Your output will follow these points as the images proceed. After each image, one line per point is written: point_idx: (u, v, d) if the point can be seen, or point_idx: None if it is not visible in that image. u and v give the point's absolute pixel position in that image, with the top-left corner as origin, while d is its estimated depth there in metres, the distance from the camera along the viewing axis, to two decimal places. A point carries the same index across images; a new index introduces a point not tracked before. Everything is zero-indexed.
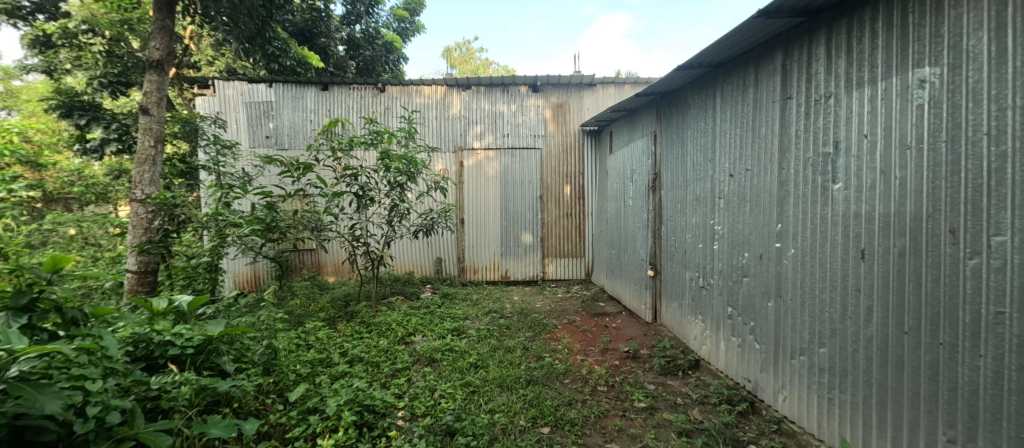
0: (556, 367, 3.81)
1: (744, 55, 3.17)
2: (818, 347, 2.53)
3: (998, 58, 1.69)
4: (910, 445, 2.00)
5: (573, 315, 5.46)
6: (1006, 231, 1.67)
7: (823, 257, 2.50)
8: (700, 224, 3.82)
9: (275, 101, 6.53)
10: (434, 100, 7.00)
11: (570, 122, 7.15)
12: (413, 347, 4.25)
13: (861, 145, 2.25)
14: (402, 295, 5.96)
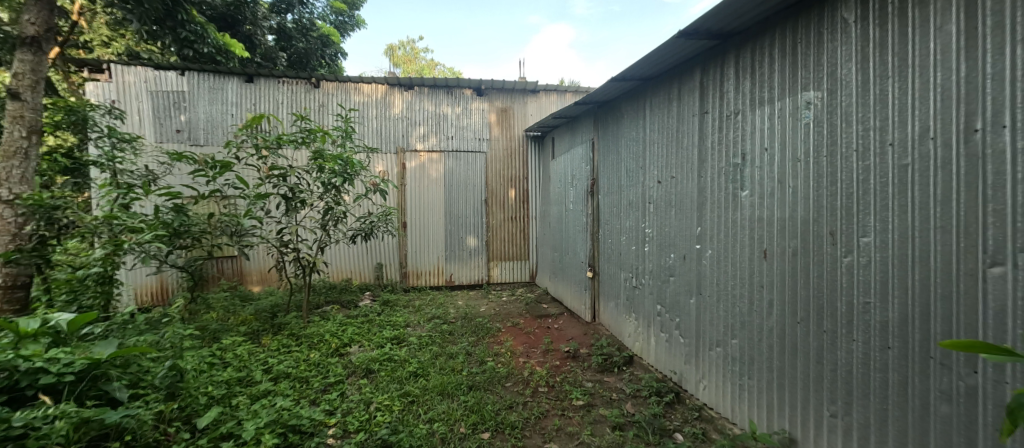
0: (497, 371, 3.75)
1: (669, 71, 3.32)
2: (730, 338, 2.71)
3: (863, 87, 1.87)
4: (803, 422, 2.19)
5: (517, 318, 5.44)
6: (870, 233, 1.84)
7: (734, 257, 2.67)
8: (633, 227, 3.96)
9: (188, 91, 5.91)
10: (374, 99, 6.70)
11: (513, 127, 7.17)
12: (348, 358, 3.99)
13: (763, 157, 2.43)
14: (337, 304, 5.61)
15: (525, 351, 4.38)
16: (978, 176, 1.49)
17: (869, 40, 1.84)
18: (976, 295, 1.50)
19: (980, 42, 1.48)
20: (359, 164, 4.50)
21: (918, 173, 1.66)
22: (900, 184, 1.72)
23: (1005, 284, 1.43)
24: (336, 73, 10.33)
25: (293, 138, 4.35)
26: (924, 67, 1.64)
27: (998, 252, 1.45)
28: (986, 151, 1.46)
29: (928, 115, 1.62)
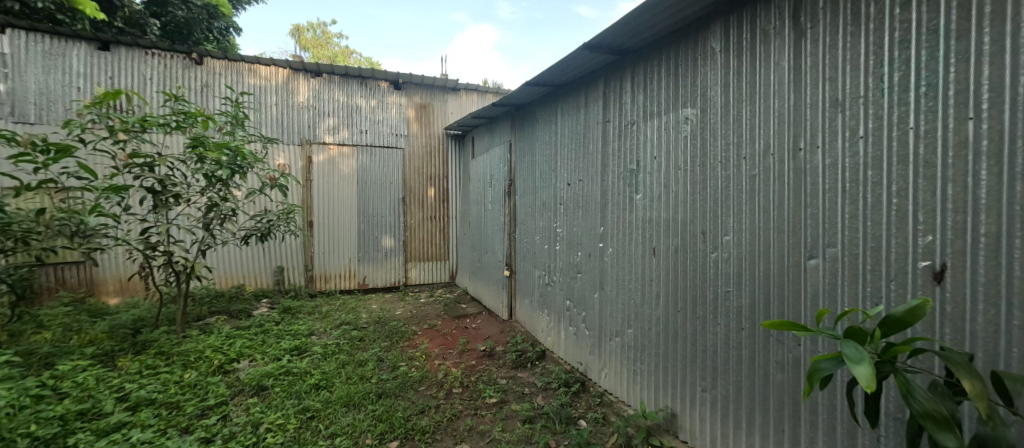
0: (410, 376, 3.53)
1: (577, 80, 3.38)
2: (626, 328, 2.83)
3: (724, 109, 2.05)
4: (681, 398, 2.37)
5: (434, 319, 5.23)
6: (729, 232, 2.04)
7: (630, 254, 2.78)
8: (546, 227, 3.99)
9: (10, 54, 4.77)
10: (273, 83, 6.02)
11: (433, 124, 6.91)
12: (236, 375, 3.48)
13: (652, 166, 2.55)
14: (225, 316, 4.91)
15: (441, 352, 4.20)
16: (804, 183, 1.69)
17: (729, 69, 2.02)
18: (799, 281, 1.72)
19: (804, 78, 1.69)
20: (250, 154, 3.96)
21: (762, 182, 1.86)
22: (749, 191, 1.92)
23: (818, 273, 1.65)
24: (226, 50, 9.16)
25: (166, 122, 3.70)
26: (767, 95, 1.84)
27: (814, 246, 1.66)
28: (810, 165, 1.67)
29: (770, 135, 1.83)
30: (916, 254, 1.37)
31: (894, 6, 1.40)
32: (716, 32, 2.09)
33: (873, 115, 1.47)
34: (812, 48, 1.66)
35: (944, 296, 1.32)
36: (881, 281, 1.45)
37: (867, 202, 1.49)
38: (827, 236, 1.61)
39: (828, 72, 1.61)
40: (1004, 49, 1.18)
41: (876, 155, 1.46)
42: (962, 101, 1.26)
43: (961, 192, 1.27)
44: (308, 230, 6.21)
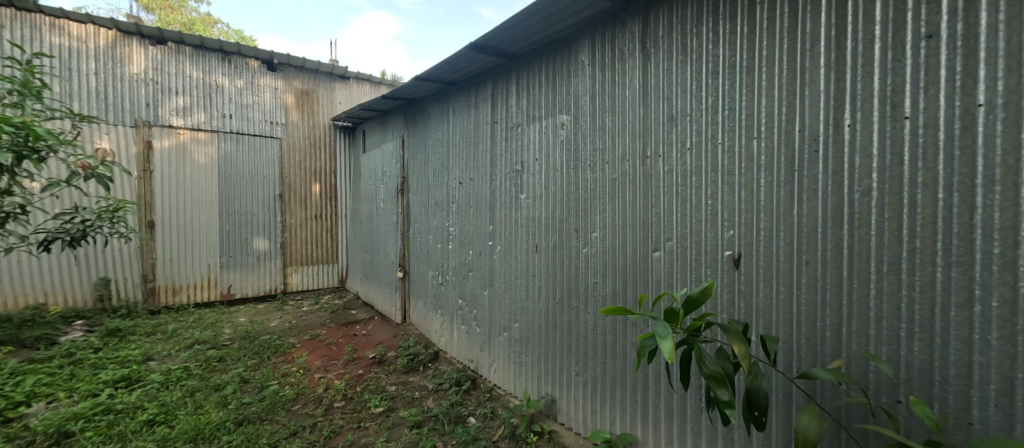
0: (281, 396, 3.12)
1: (468, 79, 3.34)
2: (513, 323, 2.90)
3: (592, 118, 2.21)
4: (560, 384, 2.51)
5: (318, 329, 4.74)
6: (597, 229, 2.20)
7: (516, 251, 2.85)
8: (439, 226, 3.88)
9: None
10: (90, 46, 4.79)
11: (317, 114, 6.20)
12: (24, 422, 2.67)
13: (534, 167, 2.63)
14: (10, 345, 3.76)
15: (322, 364, 3.82)
16: (651, 186, 1.89)
17: (596, 82, 2.19)
18: (646, 270, 1.93)
19: (650, 94, 1.90)
20: (46, 133, 2.90)
21: (622, 185, 2.05)
22: (612, 192, 2.10)
23: (660, 263, 1.87)
24: None
25: None
26: (624, 107, 2.03)
27: (657, 240, 1.88)
28: (654, 171, 1.88)
29: (626, 143, 2.02)
30: (723, 245, 1.62)
31: (708, 42, 1.66)
32: (586, 47, 2.25)
33: (695, 131, 1.70)
34: (654, 70, 1.88)
35: (739, 279, 1.57)
36: (702, 268, 1.70)
37: (693, 203, 1.72)
38: (666, 230, 1.84)
39: (665, 92, 1.83)
40: (774, 83, 1.45)
41: (696, 163, 1.70)
42: (751, 123, 1.52)
43: (748, 195, 1.53)
44: (148, 231, 5.10)
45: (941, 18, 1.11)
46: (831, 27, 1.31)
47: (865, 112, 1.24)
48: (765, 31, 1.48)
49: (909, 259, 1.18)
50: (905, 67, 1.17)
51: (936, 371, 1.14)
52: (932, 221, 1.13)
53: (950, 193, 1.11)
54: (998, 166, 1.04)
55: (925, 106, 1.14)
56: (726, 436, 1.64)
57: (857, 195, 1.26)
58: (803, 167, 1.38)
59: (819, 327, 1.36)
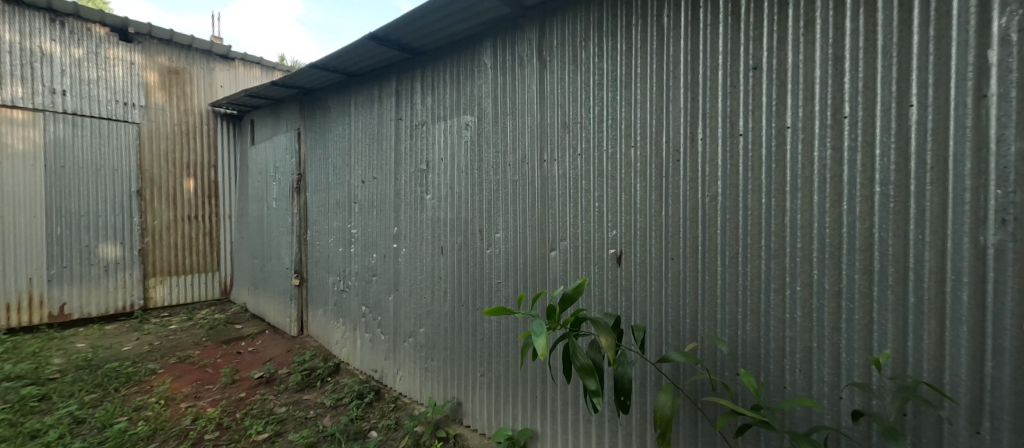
0: (130, 436, 2.61)
1: (370, 72, 3.15)
2: (419, 328, 2.81)
3: (494, 120, 2.24)
4: (466, 386, 2.49)
5: (190, 349, 4.08)
6: (499, 230, 2.24)
7: (422, 254, 2.76)
8: (340, 228, 3.57)
9: None
10: None
11: (190, 96, 5.32)
12: None
13: (440, 167, 2.58)
14: None
15: (191, 391, 3.29)
16: (548, 188, 1.98)
17: (498, 85, 2.22)
18: (544, 269, 2.02)
19: (546, 100, 1.99)
20: None
21: (521, 187, 2.11)
22: (513, 194, 2.15)
23: (556, 262, 1.96)
24: None
25: None
26: (523, 111, 2.09)
27: (553, 241, 1.97)
28: (550, 174, 1.97)
29: (525, 146, 2.08)
30: (607, 244, 1.76)
31: (593, 57, 1.80)
32: (488, 50, 2.27)
33: (583, 139, 1.83)
34: (549, 78, 1.97)
35: (621, 274, 1.72)
36: (591, 266, 1.82)
37: (582, 206, 1.85)
38: (561, 231, 1.94)
39: (558, 100, 1.93)
40: (645, 99, 1.63)
41: (585, 168, 1.83)
42: (628, 133, 1.68)
43: (627, 198, 1.69)
44: None
45: (761, 54, 1.34)
46: (687, 53, 1.51)
47: (712, 128, 1.45)
48: (639, 51, 1.65)
49: (743, 253, 1.39)
50: (739, 92, 1.39)
51: (762, 347, 1.36)
52: (759, 221, 1.36)
53: (770, 198, 1.33)
54: (800, 176, 1.27)
55: (753, 126, 1.36)
56: (612, 421, 1.78)
57: (707, 199, 1.46)
58: (667, 174, 1.56)
59: (681, 315, 1.55)
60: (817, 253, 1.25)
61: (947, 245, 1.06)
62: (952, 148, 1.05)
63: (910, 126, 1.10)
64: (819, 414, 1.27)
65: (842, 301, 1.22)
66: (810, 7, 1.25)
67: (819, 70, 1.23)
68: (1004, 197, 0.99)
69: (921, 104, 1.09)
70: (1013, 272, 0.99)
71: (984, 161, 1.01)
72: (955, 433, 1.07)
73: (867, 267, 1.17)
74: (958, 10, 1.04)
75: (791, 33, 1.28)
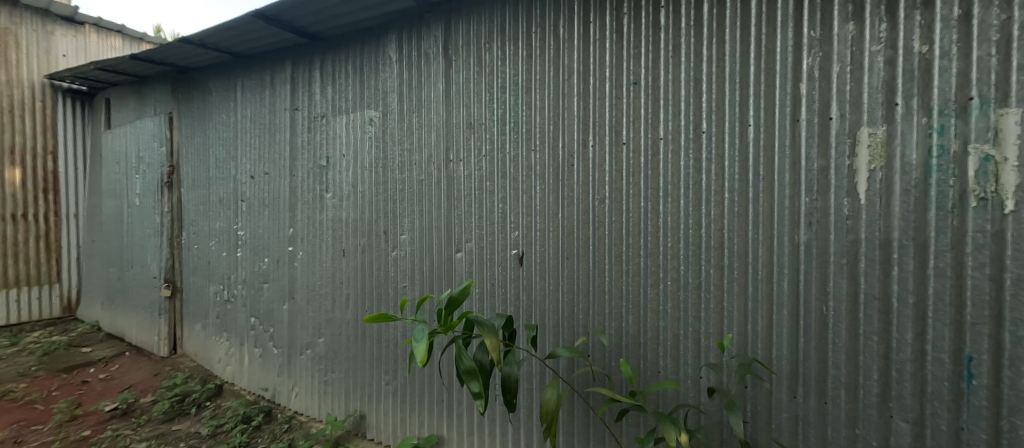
0: None
1: (260, 55, 2.82)
2: (317, 338, 2.59)
3: (400, 116, 2.15)
4: (370, 397, 2.36)
5: (11, 383, 3.25)
6: (405, 231, 2.16)
7: (321, 257, 2.54)
8: (223, 229, 3.12)
9: None
10: None
11: (17, 64, 4.25)
12: None
13: (341, 163, 2.40)
14: None
15: (9, 436, 2.64)
16: (454, 189, 1.96)
17: (403, 81, 2.14)
18: (450, 271, 2.00)
19: (452, 99, 1.97)
20: None
21: (428, 187, 2.06)
22: (420, 195, 2.09)
23: (463, 264, 1.96)
24: None
25: None
26: (429, 109, 2.04)
27: (460, 242, 1.96)
28: (456, 174, 1.96)
29: (431, 145, 2.04)
30: (510, 245, 1.80)
31: (496, 60, 1.83)
32: (393, 43, 2.17)
33: (488, 140, 1.85)
34: (455, 77, 1.96)
35: (524, 274, 1.77)
36: (496, 266, 1.85)
37: (487, 207, 1.86)
38: (466, 232, 1.93)
39: (465, 100, 1.93)
40: (544, 105, 1.70)
41: (489, 169, 1.85)
42: (529, 137, 1.74)
43: (528, 200, 1.74)
44: None
45: (639, 71, 1.48)
46: (579, 64, 1.61)
47: (601, 136, 1.56)
48: (538, 57, 1.71)
49: (626, 252, 1.53)
50: (622, 104, 1.52)
51: (642, 336, 1.51)
52: (639, 223, 1.50)
53: (647, 201, 1.48)
54: (670, 183, 1.43)
55: (633, 136, 1.50)
56: (516, 417, 1.83)
57: (597, 202, 1.58)
58: (563, 177, 1.65)
59: (577, 310, 1.65)
60: (683, 251, 1.42)
61: (774, 242, 1.27)
62: (777, 162, 1.26)
63: (749, 142, 1.30)
64: (685, 393, 1.44)
65: (702, 292, 1.40)
66: (677, 34, 1.41)
67: (684, 89, 1.40)
68: (811, 204, 1.21)
69: (756, 124, 1.28)
70: (817, 266, 1.22)
71: (797, 174, 1.23)
72: (781, 399, 1.29)
73: (719, 262, 1.36)
74: (781, 48, 1.24)
75: (663, 55, 1.44)
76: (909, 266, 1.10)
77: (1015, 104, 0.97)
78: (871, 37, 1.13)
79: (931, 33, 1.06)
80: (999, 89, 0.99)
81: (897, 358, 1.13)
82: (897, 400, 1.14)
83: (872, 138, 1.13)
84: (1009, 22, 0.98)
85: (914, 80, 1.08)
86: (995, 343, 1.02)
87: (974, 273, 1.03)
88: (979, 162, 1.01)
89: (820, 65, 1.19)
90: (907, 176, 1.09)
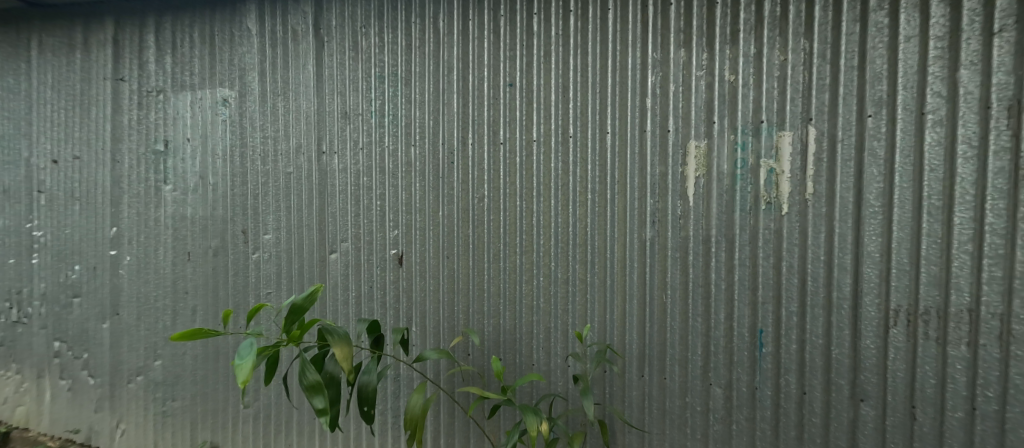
0: None
1: (63, 7, 2.22)
2: (152, 361, 2.13)
3: (262, 99, 1.89)
4: (224, 424, 2.04)
5: None
6: (269, 231, 1.90)
7: (157, 262, 2.10)
8: (8, 229, 2.39)
9: None
10: None
11: None
12: None
13: (185, 149, 2.01)
14: None
15: None
16: (328, 183, 1.79)
17: (266, 59, 1.88)
18: (323, 274, 1.83)
19: (324, 85, 1.79)
20: None
21: (296, 181, 1.84)
22: (287, 189, 1.86)
23: (337, 266, 1.80)
24: None
25: None
26: (298, 93, 1.83)
27: (334, 242, 1.80)
28: (329, 168, 1.79)
29: (301, 133, 1.83)
30: (389, 245, 1.72)
31: (373, 48, 1.72)
32: (253, 14, 1.90)
33: (366, 132, 1.73)
34: (327, 61, 1.79)
35: (404, 275, 1.71)
36: (374, 268, 1.75)
37: (365, 204, 1.75)
38: (341, 231, 1.79)
39: (338, 86, 1.77)
40: (423, 99, 1.65)
41: (367, 164, 1.73)
42: (409, 131, 1.67)
43: (408, 197, 1.68)
44: None
45: (514, 74, 1.54)
46: (458, 60, 1.61)
47: (479, 136, 1.58)
48: (417, 49, 1.66)
49: (503, 250, 1.57)
50: (498, 105, 1.56)
51: (518, 331, 1.57)
52: (515, 222, 1.55)
53: (523, 201, 1.54)
54: (542, 185, 1.51)
55: (509, 137, 1.55)
56: (395, 426, 1.74)
57: (476, 200, 1.59)
58: (443, 175, 1.63)
59: (456, 309, 1.64)
60: (554, 248, 1.51)
61: (627, 239, 1.43)
62: (628, 168, 1.42)
63: (607, 148, 1.44)
64: (554, 382, 1.54)
65: (569, 287, 1.51)
66: (548, 41, 1.50)
67: (554, 95, 1.49)
68: (654, 205, 1.40)
69: (613, 132, 1.43)
70: (658, 259, 1.41)
71: (643, 179, 1.40)
72: (632, 377, 1.47)
73: (584, 258, 1.48)
74: (631, 65, 1.40)
75: (535, 60, 1.51)
76: (722, 257, 1.34)
77: (789, 128, 1.25)
78: (696, 63, 1.34)
79: (736, 66, 1.30)
80: (780, 116, 1.26)
81: (714, 335, 1.37)
82: (714, 370, 1.38)
83: (697, 149, 1.34)
84: (785, 63, 1.25)
85: (726, 103, 1.31)
86: (776, 317, 1.30)
87: (764, 262, 1.30)
88: (766, 174, 1.28)
89: (660, 83, 1.38)
90: (721, 183, 1.32)
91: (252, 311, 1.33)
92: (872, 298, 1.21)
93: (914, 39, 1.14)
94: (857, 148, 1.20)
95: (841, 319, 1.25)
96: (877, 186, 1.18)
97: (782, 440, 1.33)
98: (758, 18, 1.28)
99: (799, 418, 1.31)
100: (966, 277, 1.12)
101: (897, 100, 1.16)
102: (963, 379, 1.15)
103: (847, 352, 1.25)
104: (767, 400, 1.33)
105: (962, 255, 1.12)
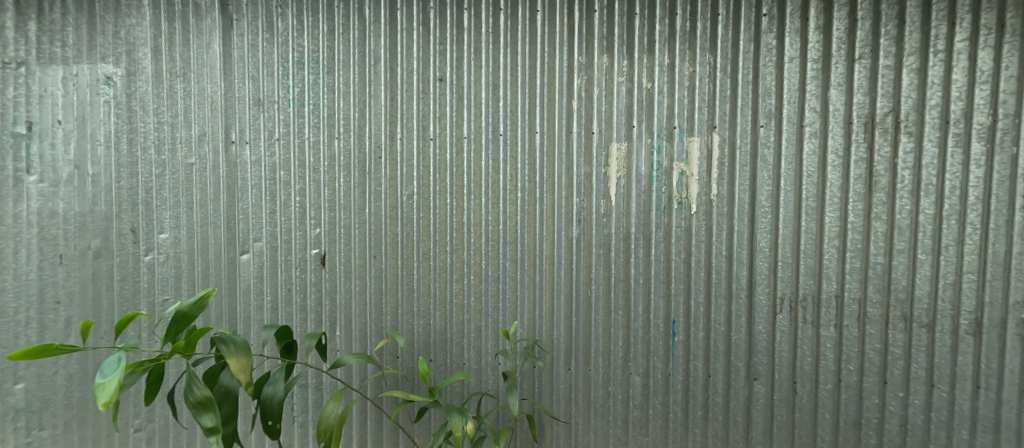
0: None
1: None
2: (9, 385, 1.78)
3: (156, 79, 1.66)
4: None
5: None
6: (166, 229, 1.68)
7: (15, 266, 1.76)
8: None
9: None
10: None
11: None
12: None
13: (55, 133, 1.71)
14: None
15: None
16: (237, 177, 1.63)
17: (161, 34, 1.66)
18: (230, 276, 1.66)
19: (233, 68, 1.63)
20: None
21: (199, 173, 1.65)
22: (188, 182, 1.66)
23: (247, 267, 1.65)
24: None
25: None
26: (202, 74, 1.64)
27: (245, 242, 1.64)
28: (240, 159, 1.63)
29: (205, 120, 1.64)
30: (309, 244, 1.61)
31: (291, 31, 1.59)
32: None
33: (282, 121, 1.60)
34: (237, 42, 1.62)
35: (324, 275, 1.61)
36: (291, 269, 1.62)
37: (282, 200, 1.61)
38: (254, 230, 1.63)
39: (249, 70, 1.62)
40: (348, 89, 1.56)
41: (284, 156, 1.60)
42: (332, 123, 1.57)
43: (331, 193, 1.58)
44: None
45: (445, 69, 1.51)
46: (385, 50, 1.54)
47: (408, 130, 1.53)
48: (340, 36, 1.57)
49: (433, 248, 1.54)
50: (427, 99, 1.52)
51: (448, 330, 1.56)
52: (445, 220, 1.53)
53: (453, 199, 1.52)
54: (473, 183, 1.50)
55: (439, 133, 1.52)
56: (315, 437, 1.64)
57: (405, 197, 1.54)
58: (370, 170, 1.56)
59: (383, 310, 1.58)
60: (484, 246, 1.51)
61: (554, 236, 1.48)
62: (556, 168, 1.46)
63: (536, 148, 1.47)
64: (484, 380, 1.55)
65: (499, 284, 1.52)
66: (478, 37, 1.49)
67: (484, 92, 1.49)
68: (580, 204, 1.45)
69: (541, 131, 1.46)
70: (584, 256, 1.47)
71: (570, 178, 1.45)
72: (559, 370, 1.52)
73: (514, 256, 1.50)
74: (558, 67, 1.45)
75: (465, 56, 1.50)
76: (640, 253, 1.43)
77: (697, 135, 1.37)
78: (617, 69, 1.41)
79: (652, 74, 1.39)
80: (690, 123, 1.37)
81: (632, 326, 1.46)
82: (633, 359, 1.47)
83: (618, 151, 1.42)
84: (693, 74, 1.36)
85: (643, 108, 1.40)
86: (686, 308, 1.42)
87: (675, 257, 1.41)
88: (678, 176, 1.38)
89: (585, 86, 1.43)
90: (639, 184, 1.41)
91: (122, 320, 1.20)
92: (763, 288, 1.37)
93: (796, 60, 1.31)
94: (753, 155, 1.34)
95: (739, 308, 1.39)
96: (767, 189, 1.34)
97: (691, 420, 1.46)
98: (671, 31, 1.38)
99: (705, 400, 1.44)
100: (834, 268, 1.32)
101: (784, 113, 1.32)
102: (832, 356, 1.35)
103: (744, 337, 1.40)
104: (678, 385, 1.45)
105: (831, 249, 1.31)
